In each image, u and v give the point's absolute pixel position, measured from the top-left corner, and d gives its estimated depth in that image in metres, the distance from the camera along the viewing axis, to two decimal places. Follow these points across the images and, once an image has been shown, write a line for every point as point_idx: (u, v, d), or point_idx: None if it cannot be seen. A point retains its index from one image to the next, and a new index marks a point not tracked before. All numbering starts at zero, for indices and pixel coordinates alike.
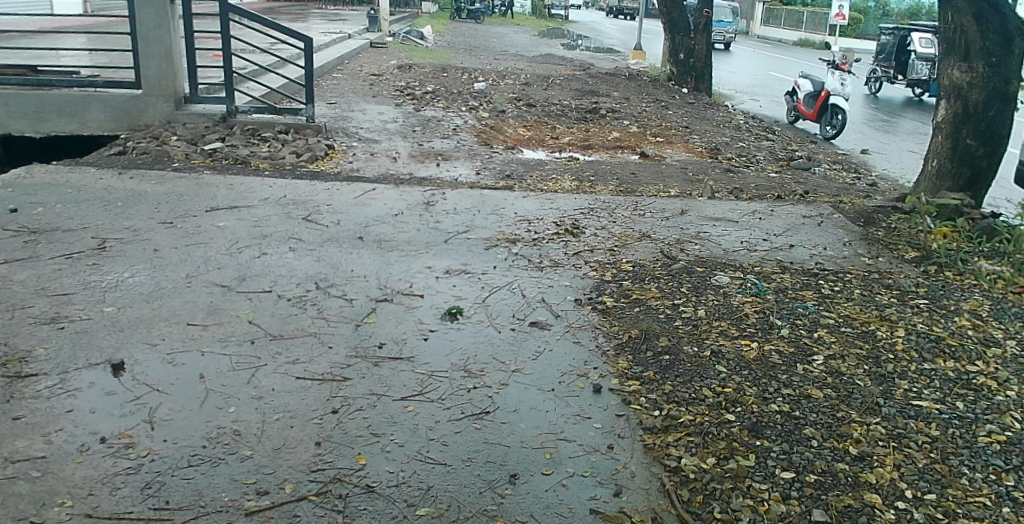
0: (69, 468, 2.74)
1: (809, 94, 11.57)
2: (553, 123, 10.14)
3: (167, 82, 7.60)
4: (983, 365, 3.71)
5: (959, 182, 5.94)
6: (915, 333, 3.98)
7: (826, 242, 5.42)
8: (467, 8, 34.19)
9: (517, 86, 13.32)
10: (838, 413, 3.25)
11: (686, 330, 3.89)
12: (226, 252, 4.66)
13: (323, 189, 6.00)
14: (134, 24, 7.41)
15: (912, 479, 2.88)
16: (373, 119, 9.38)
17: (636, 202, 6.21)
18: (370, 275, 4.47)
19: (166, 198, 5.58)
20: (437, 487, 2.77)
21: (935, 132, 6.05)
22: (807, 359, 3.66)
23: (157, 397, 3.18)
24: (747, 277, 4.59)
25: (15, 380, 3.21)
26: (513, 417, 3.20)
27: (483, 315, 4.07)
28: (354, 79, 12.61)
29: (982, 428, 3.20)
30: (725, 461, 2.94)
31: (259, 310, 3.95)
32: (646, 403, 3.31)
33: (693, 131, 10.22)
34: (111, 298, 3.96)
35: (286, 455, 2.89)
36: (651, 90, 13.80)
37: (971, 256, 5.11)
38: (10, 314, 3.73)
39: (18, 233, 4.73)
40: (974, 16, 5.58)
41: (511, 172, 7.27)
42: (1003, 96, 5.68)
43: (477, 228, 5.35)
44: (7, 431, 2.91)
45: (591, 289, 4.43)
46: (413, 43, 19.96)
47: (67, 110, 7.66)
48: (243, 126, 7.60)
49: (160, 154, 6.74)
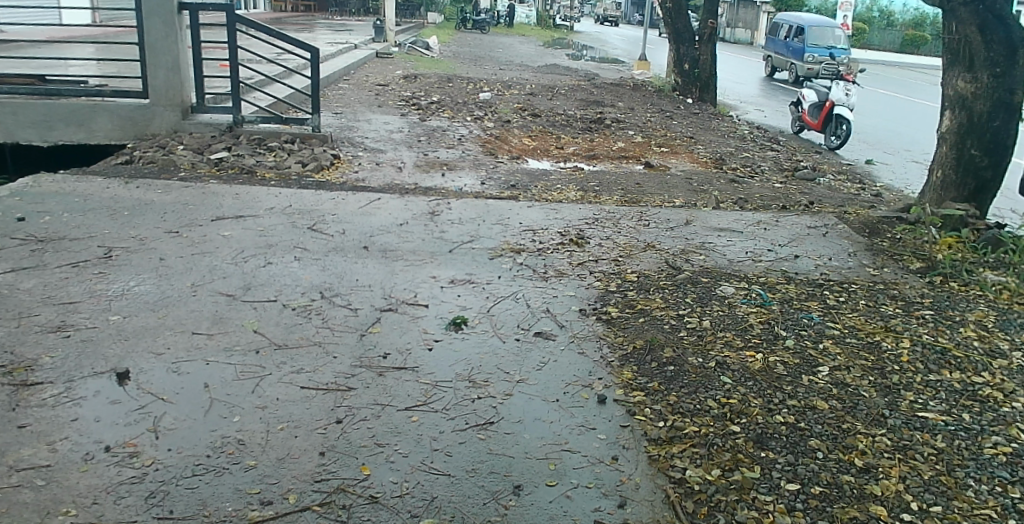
0: (74, 477, 2.75)
1: (814, 104, 11.58)
2: (557, 132, 10.17)
3: (174, 92, 7.64)
4: (989, 376, 3.69)
5: (963, 193, 5.93)
6: (921, 344, 3.97)
7: (831, 252, 5.41)
8: (472, 19, 34.53)
9: (522, 96, 13.35)
10: (843, 425, 3.24)
11: (691, 341, 3.88)
12: (232, 261, 4.67)
13: (329, 198, 6.03)
14: (142, 35, 7.46)
15: (918, 491, 2.86)
16: (378, 128, 9.42)
17: (640, 212, 6.21)
18: (375, 285, 4.48)
19: (173, 207, 5.60)
20: (442, 497, 2.77)
21: (940, 142, 6.04)
22: (812, 371, 3.65)
23: (162, 406, 3.19)
24: (752, 288, 4.58)
25: (21, 388, 3.23)
26: (517, 428, 3.20)
27: (488, 325, 4.07)
28: (360, 89, 12.68)
29: (987, 439, 3.19)
30: (730, 473, 2.93)
31: (264, 320, 3.96)
32: (650, 413, 3.30)
33: (697, 141, 10.23)
34: (117, 307, 3.98)
35: (290, 465, 2.89)
36: (655, 101, 13.85)
37: (976, 267, 5.10)
38: (16, 323, 3.75)
39: (25, 242, 4.75)
40: (977, 28, 5.58)
41: (516, 182, 7.28)
42: (1008, 107, 5.68)
43: (482, 238, 5.37)
44: (12, 440, 2.92)
45: (595, 298, 4.44)
46: (418, 54, 20.03)
47: (75, 119, 7.70)
48: (250, 136, 7.63)
49: (166, 163, 6.78)
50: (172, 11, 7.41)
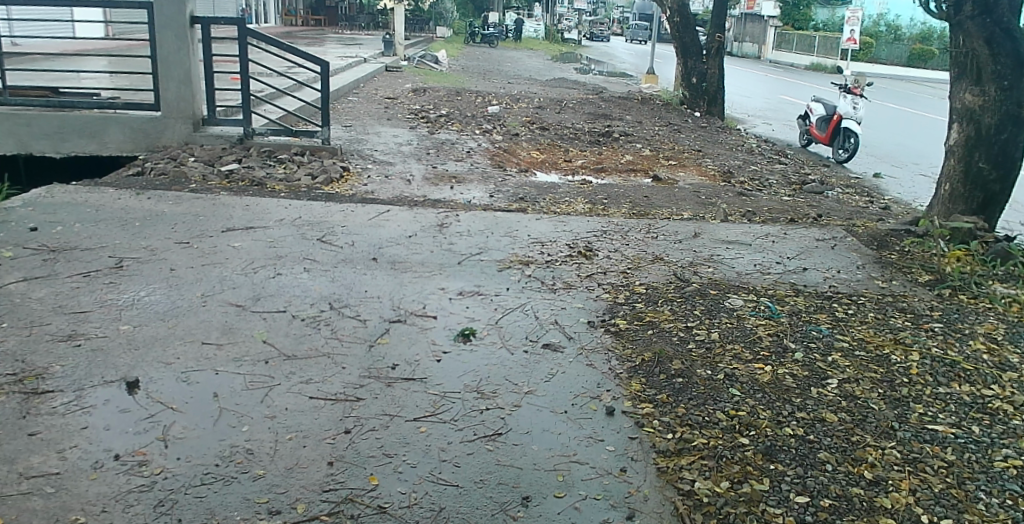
0: (83, 485, 2.76)
1: (821, 117, 11.60)
2: (565, 145, 10.20)
3: (185, 104, 7.69)
4: (999, 388, 3.67)
5: (972, 206, 5.93)
6: (930, 357, 3.95)
7: (840, 265, 5.40)
8: (480, 33, 34.79)
9: (530, 109, 13.39)
10: (852, 437, 3.22)
11: (699, 354, 3.87)
12: (242, 272, 4.69)
13: (338, 210, 6.05)
14: (154, 48, 7.54)
15: (928, 504, 2.84)
16: (387, 141, 9.47)
17: (649, 225, 6.21)
18: (384, 296, 4.48)
19: (183, 218, 5.63)
20: (449, 508, 2.76)
21: (948, 155, 6.03)
22: (821, 383, 3.64)
23: (171, 415, 3.20)
24: (760, 300, 4.57)
25: (32, 396, 3.25)
26: (525, 439, 3.19)
27: (496, 336, 4.08)
28: (370, 102, 12.77)
29: (998, 452, 3.17)
30: (739, 486, 2.92)
31: (273, 330, 3.97)
32: (658, 425, 3.29)
33: (706, 154, 10.23)
34: (127, 316, 4.00)
35: (299, 475, 2.89)
36: (664, 114, 13.89)
37: (985, 279, 5.10)
38: (28, 331, 3.78)
39: (38, 252, 4.79)
40: (984, 41, 5.57)
41: (525, 195, 7.31)
42: (1016, 120, 5.65)
43: (491, 250, 5.38)
44: (23, 447, 2.93)
45: (604, 311, 4.44)
46: (427, 68, 20.16)
47: (87, 131, 7.78)
48: (260, 148, 7.69)
49: (177, 175, 6.82)
50: (184, 25, 7.49)
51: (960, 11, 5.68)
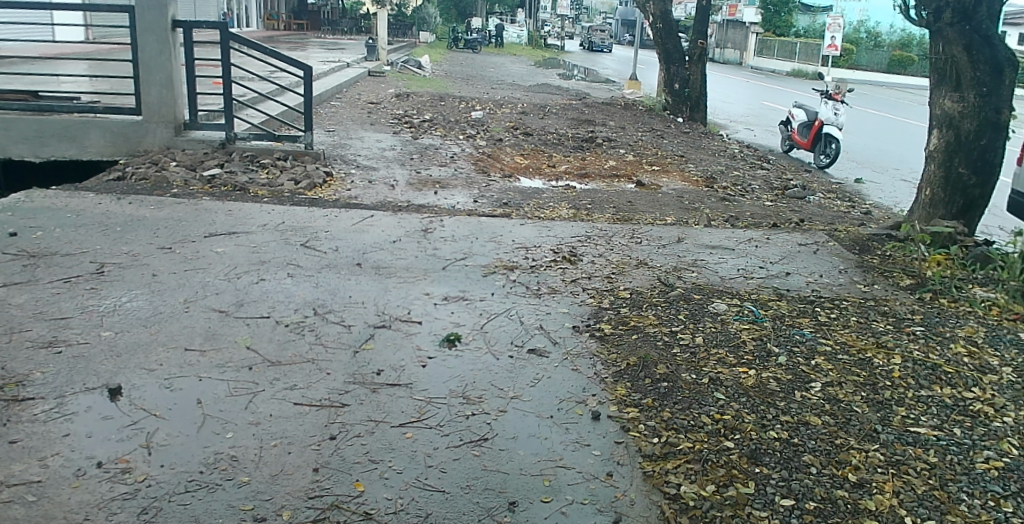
0: (65, 493, 2.72)
1: (802, 123, 11.71)
2: (549, 151, 10.23)
3: (167, 107, 7.63)
4: (980, 391, 3.72)
5: (952, 210, 6.00)
6: (912, 361, 3.99)
7: (822, 269, 5.45)
8: (464, 39, 34.91)
9: (513, 115, 13.44)
10: (836, 440, 3.25)
11: (684, 358, 3.88)
12: (225, 277, 4.67)
13: (322, 215, 6.03)
14: (135, 52, 7.49)
15: (911, 506, 2.87)
16: (371, 146, 9.45)
17: (633, 230, 6.23)
18: (368, 302, 4.47)
19: (165, 223, 5.59)
20: (436, 514, 2.75)
21: (928, 161, 6.11)
22: (805, 386, 3.67)
23: (154, 422, 3.17)
24: (744, 304, 4.60)
25: (12, 404, 3.20)
26: (511, 444, 3.19)
27: (481, 341, 4.07)
28: (354, 107, 12.73)
29: (979, 454, 3.20)
30: (725, 489, 2.93)
31: (257, 336, 3.95)
32: (644, 430, 3.30)
33: (688, 160, 10.30)
34: (109, 323, 3.96)
35: (284, 481, 2.87)
36: (647, 119, 13.96)
37: (965, 283, 5.18)
38: (7, 337, 3.73)
39: (17, 257, 4.73)
40: (964, 47, 5.64)
41: (509, 200, 7.31)
42: (994, 125, 5.74)
43: (475, 255, 5.37)
44: (3, 455, 2.89)
45: (589, 316, 4.44)
46: (411, 73, 20.18)
47: (66, 135, 7.70)
48: (243, 153, 7.64)
49: (158, 180, 6.75)
50: (166, 29, 7.45)
51: (940, 18, 5.69)
